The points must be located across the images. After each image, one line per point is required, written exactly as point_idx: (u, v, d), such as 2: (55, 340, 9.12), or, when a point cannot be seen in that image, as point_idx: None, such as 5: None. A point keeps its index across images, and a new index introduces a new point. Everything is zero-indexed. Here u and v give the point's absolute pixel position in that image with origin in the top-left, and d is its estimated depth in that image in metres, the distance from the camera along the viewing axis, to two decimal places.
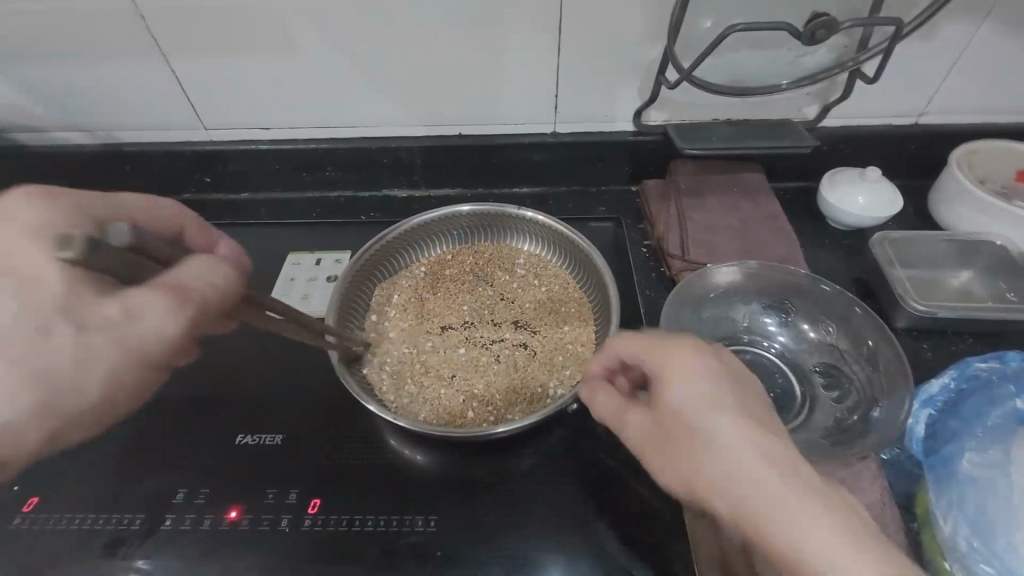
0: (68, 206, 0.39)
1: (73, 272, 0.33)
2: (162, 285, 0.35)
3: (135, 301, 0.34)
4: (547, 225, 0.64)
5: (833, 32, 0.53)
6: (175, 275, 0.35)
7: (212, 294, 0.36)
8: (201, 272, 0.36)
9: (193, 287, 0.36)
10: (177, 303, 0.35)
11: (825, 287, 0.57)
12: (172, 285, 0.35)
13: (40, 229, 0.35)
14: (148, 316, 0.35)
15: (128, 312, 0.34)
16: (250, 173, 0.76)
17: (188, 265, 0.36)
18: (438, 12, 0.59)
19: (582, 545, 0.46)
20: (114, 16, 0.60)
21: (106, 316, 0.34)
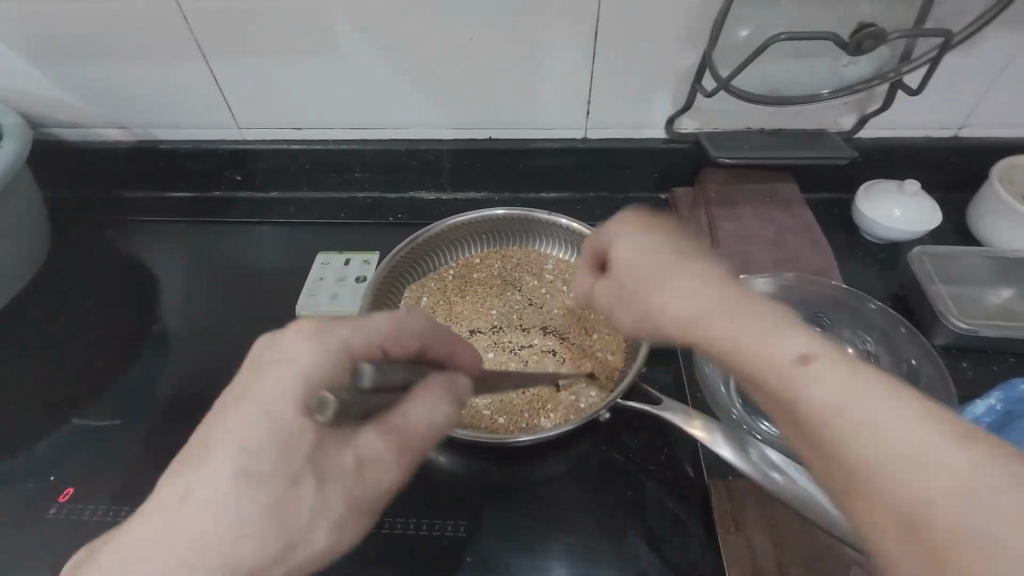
0: (333, 349, 0.34)
1: (315, 426, 0.32)
2: (392, 432, 0.35)
3: (369, 450, 0.34)
4: (579, 232, 0.64)
5: (881, 42, 0.53)
6: (401, 419, 0.35)
7: (426, 439, 0.37)
8: (435, 403, 0.37)
9: (412, 427, 0.35)
10: (395, 446, 0.35)
11: (870, 305, 0.56)
12: (399, 429, 0.35)
13: (313, 375, 0.33)
14: (382, 464, 0.35)
15: (363, 463, 0.34)
16: (280, 172, 0.77)
17: (421, 399, 0.36)
18: (476, 16, 0.59)
19: (613, 555, 0.46)
20: (158, 15, 0.61)
21: (341, 466, 0.34)
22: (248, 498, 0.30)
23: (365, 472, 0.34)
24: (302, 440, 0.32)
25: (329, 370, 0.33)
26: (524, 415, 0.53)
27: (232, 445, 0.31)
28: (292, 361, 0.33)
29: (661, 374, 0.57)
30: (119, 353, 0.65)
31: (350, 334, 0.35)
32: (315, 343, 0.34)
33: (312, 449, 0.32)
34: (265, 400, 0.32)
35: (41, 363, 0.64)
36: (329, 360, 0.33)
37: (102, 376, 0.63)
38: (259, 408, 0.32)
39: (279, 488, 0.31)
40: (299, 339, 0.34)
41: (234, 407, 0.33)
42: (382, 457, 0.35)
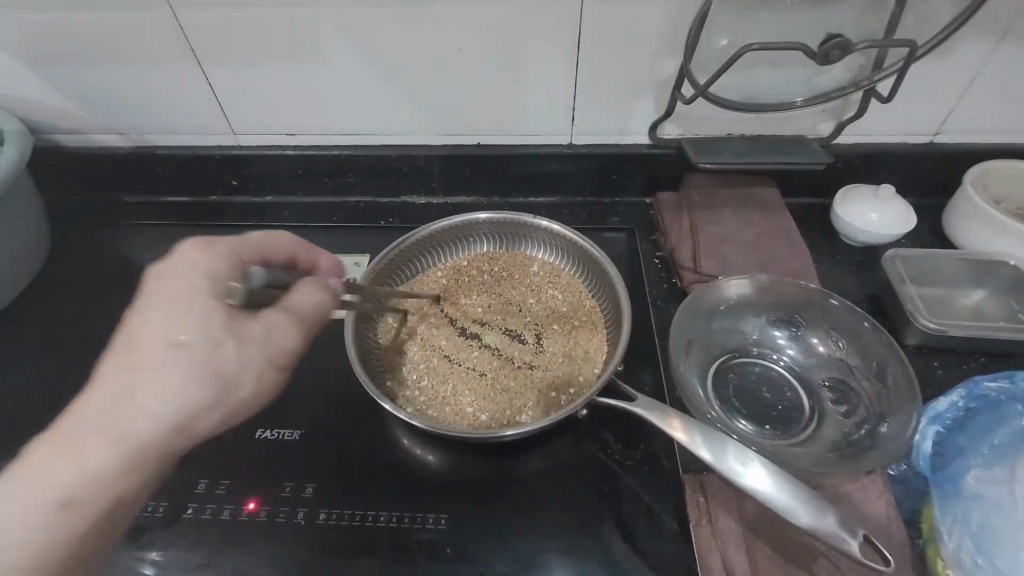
0: (229, 254, 0.44)
1: (226, 305, 0.41)
2: (284, 305, 0.43)
3: (272, 321, 0.42)
4: (563, 234, 0.66)
5: (848, 52, 0.54)
6: (288, 302, 0.43)
7: (320, 309, 0.45)
8: (311, 292, 0.44)
9: (303, 305, 0.44)
10: (295, 321, 0.43)
11: (834, 302, 0.58)
12: (293, 309, 0.43)
13: (218, 271, 0.42)
14: (287, 331, 0.43)
15: (270, 329, 0.42)
16: (275, 177, 0.78)
17: (299, 293, 0.44)
18: (463, 26, 0.61)
19: (589, 547, 0.47)
20: (157, 26, 0.63)
21: (251, 332, 0.41)
22: (181, 353, 0.38)
23: (269, 333, 0.42)
24: (232, 313, 0.41)
25: (228, 268, 0.43)
26: (506, 412, 0.55)
27: (166, 299, 0.40)
28: (178, 272, 0.41)
29: (643, 374, 0.58)
30: None
31: (232, 245, 0.46)
32: (198, 257, 0.42)
33: (228, 317, 0.41)
34: (171, 281, 0.41)
35: (37, 362, 0.66)
36: (215, 270, 0.42)
37: None
38: (188, 283, 0.41)
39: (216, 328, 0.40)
40: (192, 251, 0.43)
41: (161, 298, 0.40)
42: (282, 325, 0.43)
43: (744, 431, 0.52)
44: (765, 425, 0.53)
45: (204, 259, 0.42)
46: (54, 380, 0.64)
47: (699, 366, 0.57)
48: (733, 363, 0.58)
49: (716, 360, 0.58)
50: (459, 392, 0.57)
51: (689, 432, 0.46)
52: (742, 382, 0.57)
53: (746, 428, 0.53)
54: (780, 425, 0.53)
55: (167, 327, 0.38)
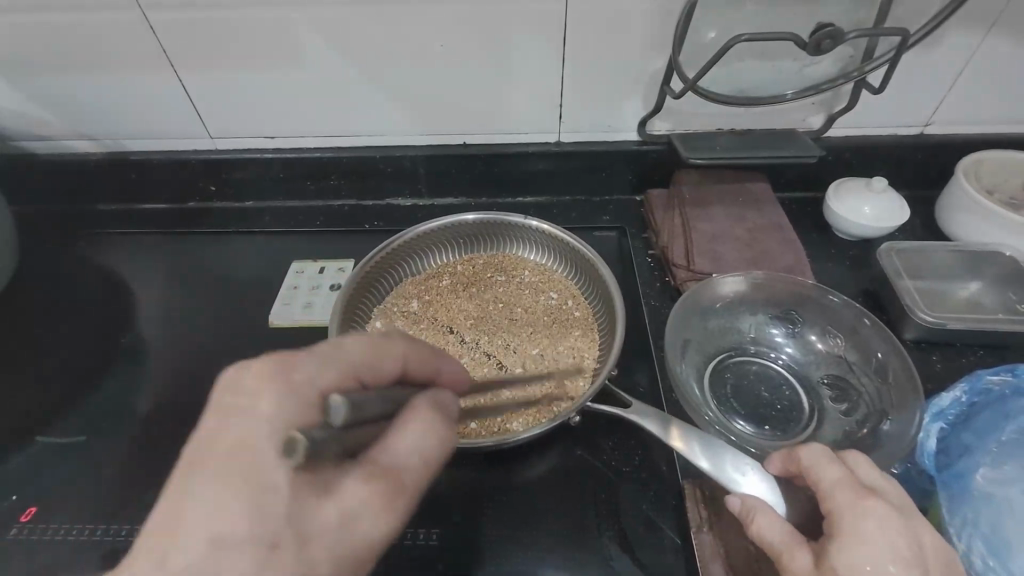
0: (307, 396, 0.33)
1: (295, 472, 0.30)
2: (376, 467, 0.32)
3: (354, 499, 0.31)
4: (553, 234, 0.64)
5: (839, 41, 0.53)
6: (387, 450, 0.33)
7: (431, 451, 0.34)
8: (423, 433, 0.34)
9: (409, 468, 0.33)
10: (385, 491, 0.32)
11: (831, 299, 0.57)
12: (379, 463, 0.33)
13: (279, 421, 0.31)
14: (368, 514, 0.31)
15: (344, 514, 0.31)
16: (256, 182, 0.76)
17: (411, 428, 0.34)
18: (445, 23, 0.59)
19: (586, 560, 0.45)
20: (125, 28, 0.60)
21: (327, 522, 0.30)
22: (233, 535, 0.29)
23: (345, 516, 0.31)
24: (297, 483, 0.30)
25: (300, 416, 0.32)
26: (496, 419, 0.53)
27: (235, 460, 0.30)
28: (241, 406, 0.32)
29: (638, 376, 0.57)
30: (88, 370, 0.63)
31: (305, 374, 0.34)
32: (265, 388, 0.32)
33: (290, 498, 0.30)
34: (235, 402, 0.32)
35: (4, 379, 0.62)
36: (288, 418, 0.31)
37: (71, 391, 0.61)
38: (258, 435, 0.31)
39: (283, 504, 0.29)
40: (264, 372, 0.33)
41: (218, 418, 0.32)
42: (372, 498, 0.31)
43: (744, 433, 0.51)
44: (765, 426, 0.52)
45: (353, 347, 0.37)
46: (22, 400, 0.60)
47: (695, 367, 0.56)
48: (730, 362, 0.57)
49: (713, 361, 0.57)
50: None
51: (686, 441, 0.44)
52: (740, 381, 0.55)
53: (746, 429, 0.51)
54: (779, 425, 0.52)
55: (229, 479, 0.30)
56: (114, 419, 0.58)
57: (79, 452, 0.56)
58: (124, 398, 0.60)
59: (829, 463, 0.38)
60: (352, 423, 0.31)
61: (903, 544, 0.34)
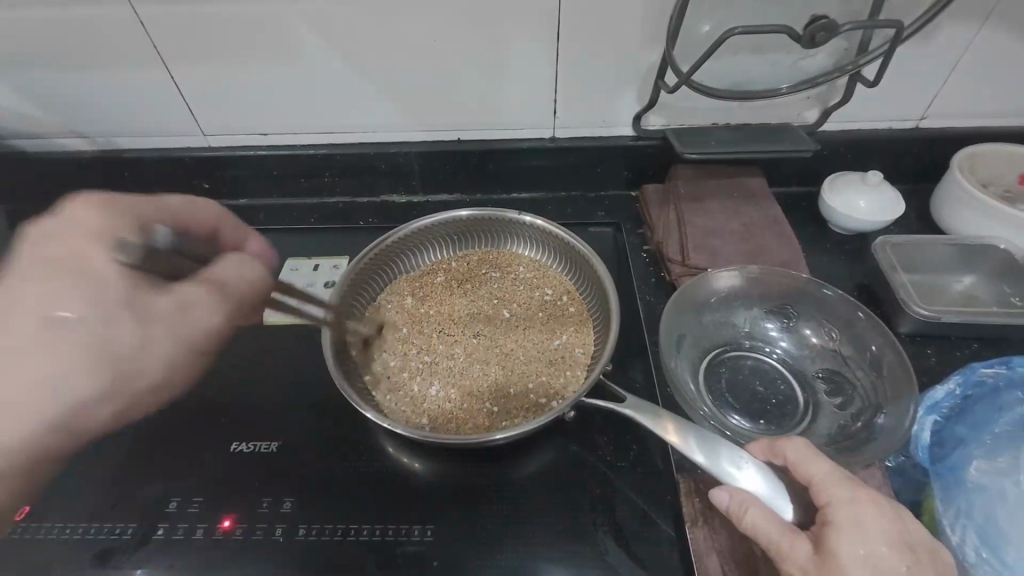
0: (130, 223, 0.45)
1: (122, 268, 0.43)
2: (222, 284, 0.46)
3: (191, 297, 0.44)
4: (548, 230, 0.64)
5: (833, 34, 0.53)
6: (221, 275, 0.46)
7: (250, 283, 0.48)
8: (245, 266, 0.48)
9: (228, 279, 0.46)
10: (217, 295, 0.46)
11: (826, 292, 0.57)
12: (224, 283, 0.46)
13: (101, 233, 0.44)
14: (218, 317, 0.46)
15: (183, 303, 0.44)
16: (250, 179, 0.76)
17: (227, 265, 0.47)
18: (437, 18, 0.59)
19: (583, 556, 0.45)
20: (115, 24, 0.60)
21: (164, 308, 0.44)
22: (123, 333, 0.42)
23: (207, 297, 0.45)
24: (133, 283, 0.43)
25: (126, 231, 0.44)
26: (490, 416, 0.52)
27: (52, 260, 0.42)
28: (67, 234, 0.43)
29: (634, 372, 0.57)
30: None
31: (136, 208, 0.47)
32: (188, 241, 0.48)
33: (132, 291, 0.43)
34: (68, 260, 0.42)
35: None
36: (104, 229, 0.44)
37: None
38: (97, 261, 0.42)
39: (121, 296, 0.42)
40: (87, 210, 0.45)
41: (45, 273, 0.41)
42: (230, 287, 0.46)
43: (740, 428, 0.51)
44: (761, 420, 0.52)
45: (196, 207, 0.51)
46: None
47: (691, 362, 0.56)
48: (726, 357, 0.57)
49: (708, 356, 0.57)
50: (442, 395, 0.54)
51: (683, 435, 0.44)
52: (736, 376, 0.55)
53: (742, 424, 0.51)
54: (775, 420, 0.52)
55: (71, 285, 0.41)
56: None
57: None
58: None
59: (815, 458, 0.39)
60: (172, 242, 0.46)
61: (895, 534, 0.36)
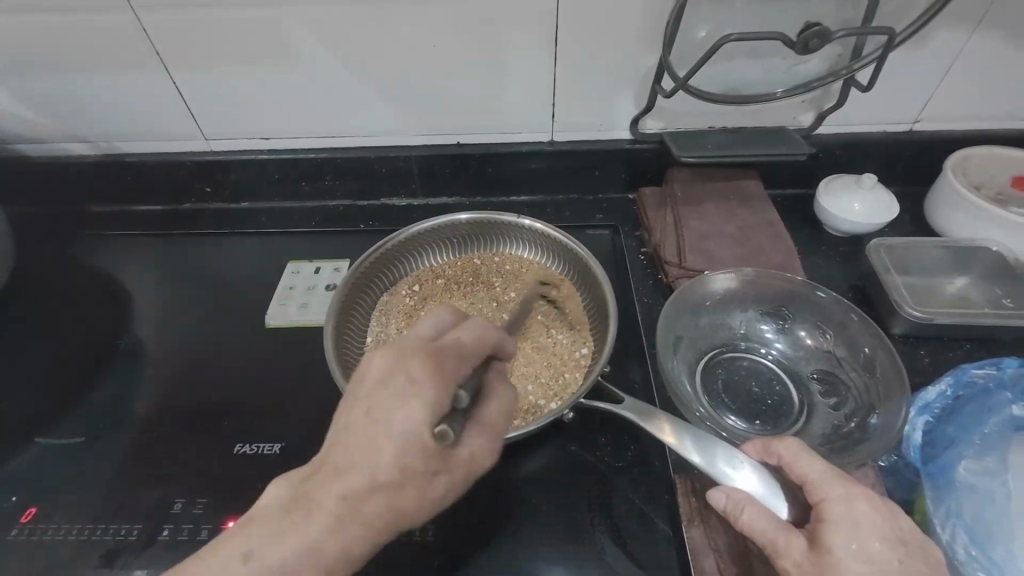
0: (443, 377, 0.34)
1: None
2: (476, 429, 0.37)
3: (471, 450, 0.36)
4: (546, 233, 0.65)
5: (827, 41, 0.54)
6: (484, 412, 0.38)
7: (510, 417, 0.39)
8: (501, 394, 0.39)
9: (490, 416, 0.38)
10: (490, 439, 0.38)
11: (820, 294, 0.58)
12: (489, 424, 0.38)
13: (417, 401, 0.33)
14: (486, 452, 0.37)
15: None
16: (252, 183, 0.76)
17: (493, 397, 0.38)
18: (437, 24, 0.60)
19: (581, 554, 0.46)
20: (118, 29, 0.61)
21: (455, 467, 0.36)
22: (382, 483, 0.33)
23: (473, 458, 0.37)
24: (429, 460, 0.34)
25: (441, 396, 0.33)
26: None
27: None
28: (386, 391, 0.34)
29: (632, 373, 0.57)
30: (85, 372, 0.63)
31: (445, 361, 0.35)
32: (418, 378, 0.34)
33: (427, 467, 0.34)
34: (386, 390, 0.34)
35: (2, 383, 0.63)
36: (430, 404, 0.33)
37: (68, 394, 0.61)
38: (405, 416, 0.33)
39: (421, 464, 0.33)
40: (384, 365, 0.35)
41: (364, 404, 0.34)
42: (483, 453, 0.37)
43: (736, 429, 0.51)
44: (756, 421, 0.53)
45: (469, 339, 0.37)
46: (20, 403, 0.60)
47: (687, 364, 0.57)
48: (722, 358, 0.58)
49: (705, 357, 0.58)
50: None
51: (679, 436, 0.45)
52: (731, 377, 0.56)
53: (738, 425, 0.52)
54: (770, 420, 0.53)
55: None
56: (107, 421, 0.58)
57: (75, 451, 0.56)
58: (120, 397, 0.60)
59: (807, 456, 0.40)
60: None
61: (888, 530, 0.36)
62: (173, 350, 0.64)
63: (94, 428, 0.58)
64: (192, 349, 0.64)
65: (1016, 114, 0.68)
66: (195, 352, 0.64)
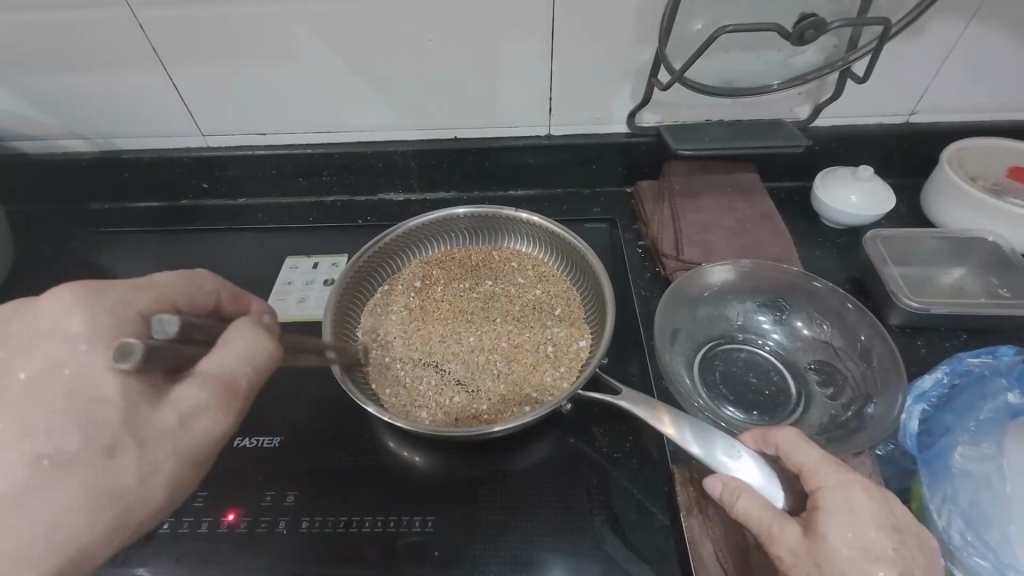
0: (122, 313, 0.35)
1: None
2: (205, 376, 0.34)
3: (188, 402, 0.33)
4: (543, 226, 0.65)
5: (822, 32, 0.54)
6: (215, 358, 0.34)
7: (252, 365, 0.35)
8: (242, 339, 0.35)
9: (233, 374, 0.34)
10: (218, 399, 0.34)
11: (817, 284, 0.58)
12: (216, 375, 0.34)
13: (91, 337, 0.33)
14: (209, 411, 0.34)
15: None
16: (248, 178, 0.76)
17: (232, 342, 0.35)
18: (432, 17, 0.59)
19: (580, 544, 0.46)
20: (112, 24, 0.60)
21: (160, 425, 0.32)
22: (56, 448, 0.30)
23: (193, 417, 0.33)
24: (130, 396, 0.32)
25: (123, 327, 0.34)
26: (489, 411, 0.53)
27: None
28: (56, 327, 0.33)
29: (630, 366, 0.58)
30: None
31: (119, 298, 0.35)
32: (83, 305, 0.34)
33: (122, 406, 0.31)
34: (64, 327, 0.33)
35: None
36: (100, 333, 0.33)
37: None
38: (49, 356, 0.32)
39: (125, 411, 0.31)
40: (63, 307, 0.34)
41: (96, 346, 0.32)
42: (203, 402, 0.33)
43: (734, 419, 0.52)
44: (753, 411, 0.53)
45: (162, 280, 0.39)
46: None
47: (685, 355, 0.57)
48: (720, 349, 0.58)
49: (702, 349, 0.58)
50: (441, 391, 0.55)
51: (678, 427, 0.45)
52: (729, 368, 0.56)
53: (735, 415, 0.52)
54: (767, 411, 0.53)
55: None
56: None
57: None
58: None
59: (803, 444, 0.40)
60: None
61: (882, 513, 0.37)
62: None
63: None
64: None
65: (1012, 105, 0.68)
66: None
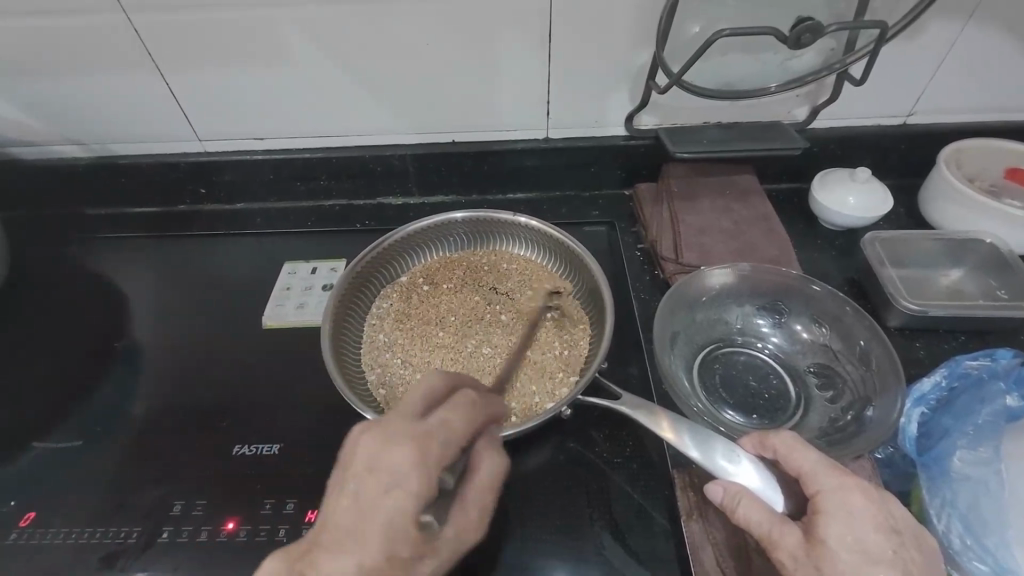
0: (444, 458, 0.37)
1: None
2: (473, 500, 0.39)
3: (451, 527, 0.38)
4: (541, 230, 0.65)
5: (819, 35, 0.54)
6: (473, 484, 0.40)
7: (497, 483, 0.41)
8: (489, 461, 0.41)
9: (472, 501, 0.39)
10: (479, 518, 0.39)
11: (814, 287, 0.59)
12: (481, 491, 0.40)
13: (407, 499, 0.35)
14: (470, 527, 0.39)
15: None
16: (246, 183, 0.76)
17: (483, 465, 0.41)
18: (430, 21, 0.59)
19: (579, 549, 0.46)
20: (109, 31, 0.60)
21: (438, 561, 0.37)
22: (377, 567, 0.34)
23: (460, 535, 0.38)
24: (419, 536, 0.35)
25: (430, 478, 0.36)
26: None
27: None
28: (389, 480, 0.35)
29: (629, 369, 0.58)
30: (82, 377, 0.63)
31: (448, 435, 0.38)
32: (419, 458, 0.36)
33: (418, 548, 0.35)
34: (388, 479, 0.35)
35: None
36: (416, 478, 0.35)
37: (65, 401, 0.61)
38: (387, 499, 0.35)
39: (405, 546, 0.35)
40: (402, 455, 0.35)
41: (354, 494, 0.35)
42: (467, 519, 0.39)
43: (734, 423, 0.52)
44: (754, 414, 0.53)
45: (456, 421, 0.38)
46: (17, 407, 0.60)
47: (685, 359, 0.57)
48: (719, 353, 0.58)
49: (702, 352, 0.58)
50: None
51: (677, 432, 0.44)
52: (728, 372, 0.57)
53: (736, 419, 0.52)
54: (767, 414, 0.53)
55: None
56: (102, 426, 0.58)
57: (76, 453, 0.56)
58: (117, 401, 0.60)
59: (798, 449, 0.40)
60: None
61: (882, 516, 0.37)
62: (172, 352, 0.64)
63: (93, 432, 0.58)
64: (190, 352, 0.64)
65: (1009, 106, 0.68)
66: (193, 355, 0.64)
